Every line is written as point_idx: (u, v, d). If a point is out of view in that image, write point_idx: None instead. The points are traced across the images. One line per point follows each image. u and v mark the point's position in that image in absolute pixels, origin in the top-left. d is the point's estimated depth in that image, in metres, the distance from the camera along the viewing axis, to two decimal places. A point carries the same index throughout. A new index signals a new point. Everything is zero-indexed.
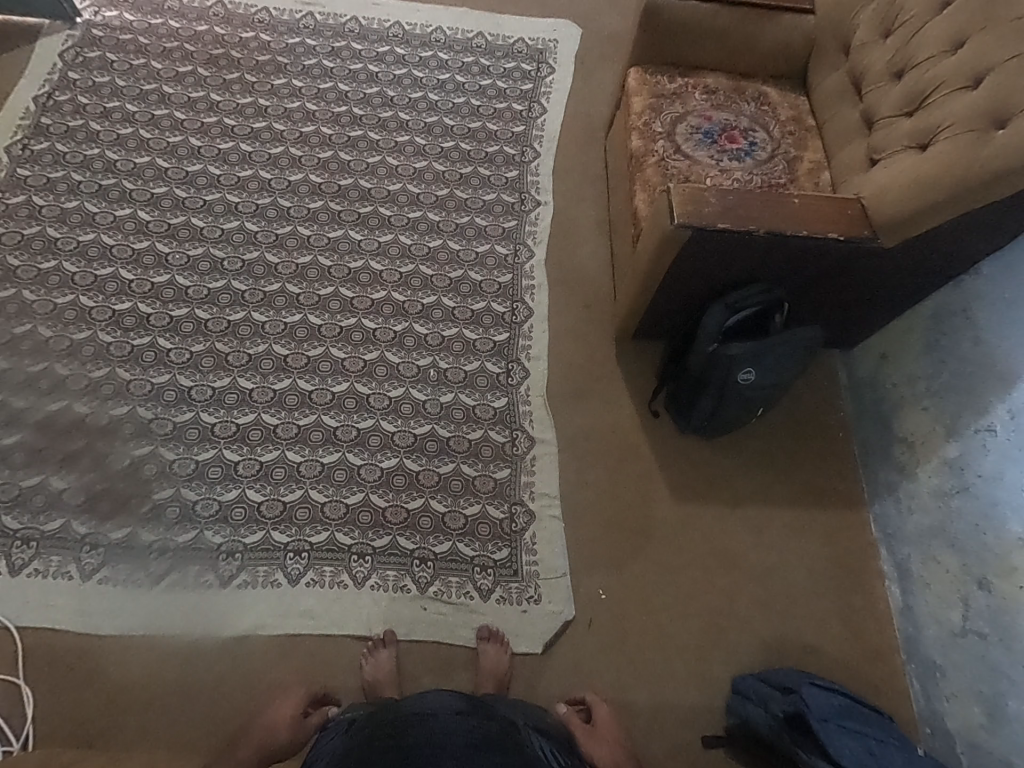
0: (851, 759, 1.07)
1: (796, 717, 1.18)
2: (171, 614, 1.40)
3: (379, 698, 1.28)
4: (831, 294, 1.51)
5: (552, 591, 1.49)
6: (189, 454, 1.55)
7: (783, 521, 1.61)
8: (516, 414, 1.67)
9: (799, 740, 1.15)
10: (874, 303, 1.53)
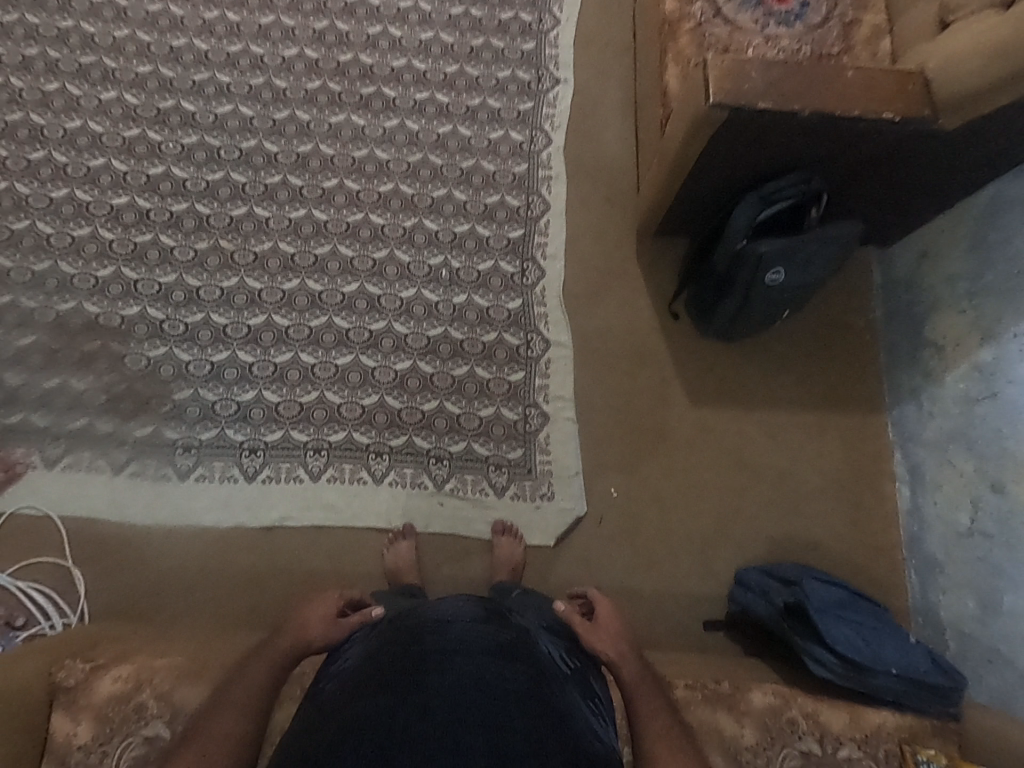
0: (845, 644, 1.12)
1: (794, 608, 1.24)
2: (201, 506, 1.47)
3: (401, 583, 1.37)
4: (876, 184, 1.38)
5: (565, 488, 1.53)
6: (204, 355, 1.55)
7: (799, 424, 1.60)
8: (530, 315, 1.62)
9: (795, 627, 1.21)
10: (923, 194, 1.40)
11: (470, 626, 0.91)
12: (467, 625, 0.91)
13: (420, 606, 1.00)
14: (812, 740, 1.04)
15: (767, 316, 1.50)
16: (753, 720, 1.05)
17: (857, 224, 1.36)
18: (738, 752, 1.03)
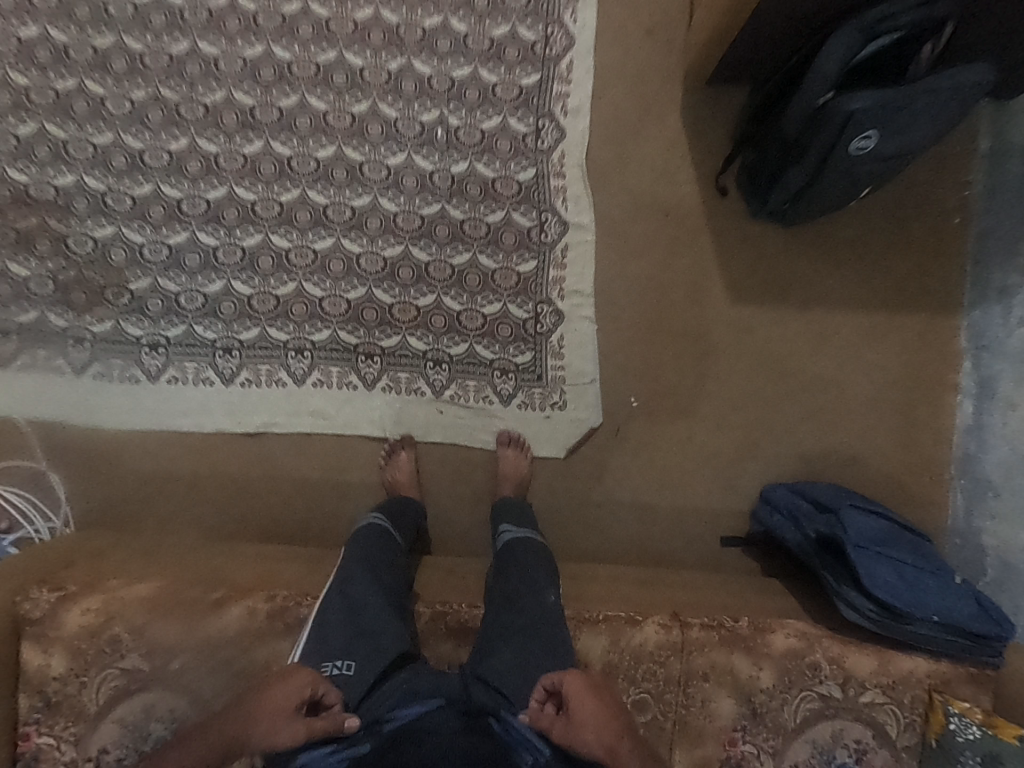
0: (884, 587, 0.99)
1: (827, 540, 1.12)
2: (177, 411, 1.33)
3: (398, 499, 1.27)
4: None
5: (579, 397, 1.36)
6: (159, 237, 1.31)
7: (855, 328, 1.37)
8: (545, 189, 1.33)
9: (825, 561, 1.10)
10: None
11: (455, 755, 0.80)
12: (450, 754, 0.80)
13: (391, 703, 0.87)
14: (834, 683, 0.97)
15: (841, 195, 1.20)
16: (773, 664, 0.97)
17: (990, 67, 1.00)
18: (751, 693, 0.97)
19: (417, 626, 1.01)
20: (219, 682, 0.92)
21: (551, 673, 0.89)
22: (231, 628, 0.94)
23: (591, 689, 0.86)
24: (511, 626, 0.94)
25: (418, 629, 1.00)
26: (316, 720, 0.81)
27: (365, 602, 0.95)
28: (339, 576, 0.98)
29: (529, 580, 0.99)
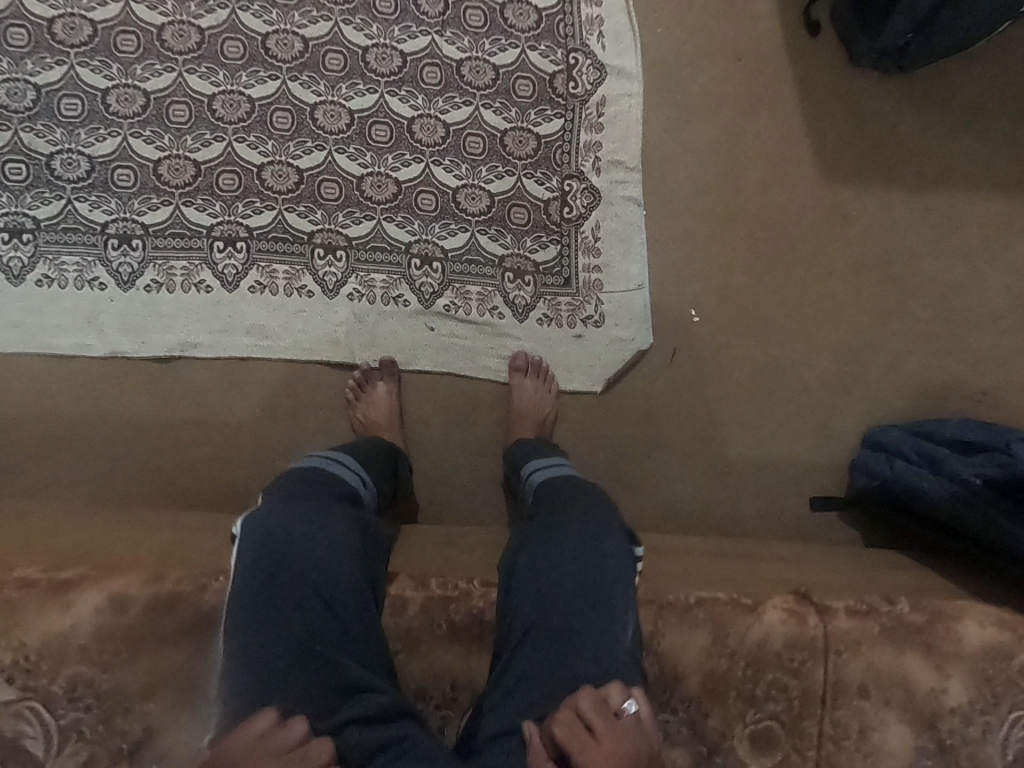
0: None
1: (1010, 482, 0.78)
2: (52, 327, 0.92)
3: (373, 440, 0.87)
4: None
5: (621, 308, 1.00)
6: (21, 72, 0.90)
7: (983, 218, 1.04)
8: (575, 21, 0.97)
9: (1015, 514, 0.77)
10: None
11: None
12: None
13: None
14: None
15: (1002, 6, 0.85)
16: (965, 670, 0.62)
17: None
18: (936, 716, 0.61)
19: (400, 620, 0.63)
20: (60, 722, 0.54)
21: (568, 715, 0.51)
22: (83, 632, 0.55)
23: (625, 751, 0.48)
24: (571, 635, 0.57)
25: (403, 627, 0.62)
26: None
27: (315, 605, 0.57)
28: (263, 552, 0.58)
29: (588, 552, 0.61)
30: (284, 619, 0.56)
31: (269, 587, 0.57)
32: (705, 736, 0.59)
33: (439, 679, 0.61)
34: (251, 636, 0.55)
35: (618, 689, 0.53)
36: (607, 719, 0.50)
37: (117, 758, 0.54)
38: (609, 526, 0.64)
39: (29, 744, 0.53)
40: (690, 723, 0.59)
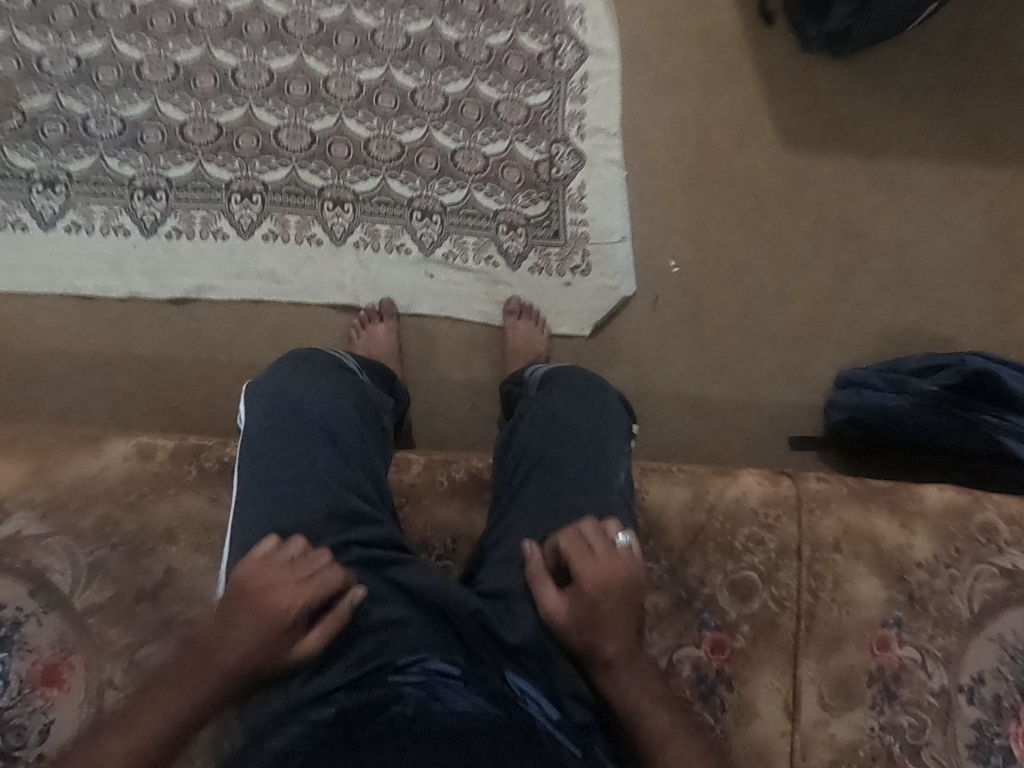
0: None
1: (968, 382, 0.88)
2: (78, 270, 0.99)
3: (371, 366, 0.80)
4: None
5: (607, 258, 1.08)
6: (65, 45, 1.01)
7: (930, 182, 1.15)
8: (559, 9, 1.10)
9: (973, 410, 0.88)
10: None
11: (430, 718, 0.47)
12: (412, 715, 0.47)
13: (373, 631, 0.54)
14: (1019, 554, 0.67)
15: None
16: (930, 528, 0.67)
17: None
18: (906, 570, 0.66)
19: (404, 477, 0.65)
20: (86, 559, 0.57)
21: (573, 535, 0.54)
22: (112, 476, 0.59)
23: (617, 570, 0.52)
24: (570, 470, 0.59)
25: None
26: (321, 626, 0.50)
27: (319, 442, 0.58)
28: (270, 397, 0.59)
29: (589, 406, 0.64)
30: (289, 451, 0.57)
31: (276, 424, 0.58)
32: (689, 583, 0.63)
33: (441, 531, 0.63)
34: (254, 464, 0.56)
35: (617, 524, 0.54)
36: (604, 542, 0.53)
37: (138, 595, 0.58)
38: (605, 392, 0.67)
39: (57, 577, 0.56)
40: (674, 572, 0.63)
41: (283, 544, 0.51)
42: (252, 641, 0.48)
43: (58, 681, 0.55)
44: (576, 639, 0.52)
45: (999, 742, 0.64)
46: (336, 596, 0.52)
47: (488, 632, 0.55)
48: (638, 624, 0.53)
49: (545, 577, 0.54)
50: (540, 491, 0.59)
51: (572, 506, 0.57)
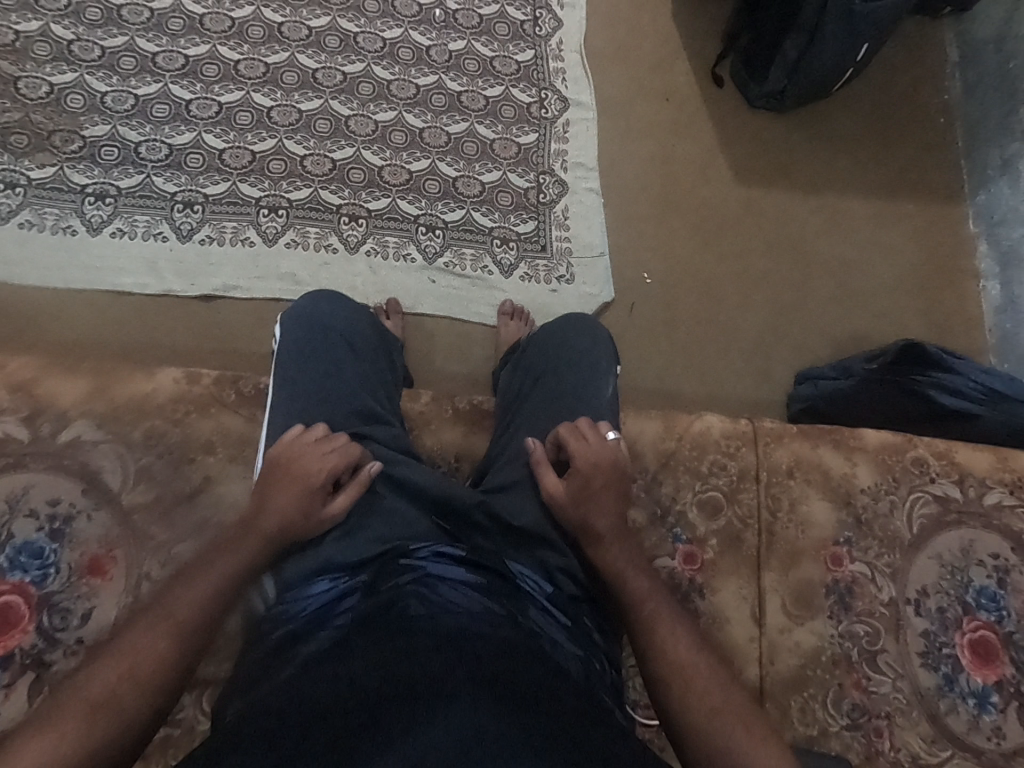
0: (973, 374, 0.94)
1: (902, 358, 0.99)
2: (119, 269, 1.11)
3: (381, 333, 0.81)
4: None
5: (588, 269, 1.23)
6: (126, 87, 1.18)
7: (865, 212, 1.34)
8: (545, 70, 1.31)
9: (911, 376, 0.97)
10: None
11: (439, 610, 0.54)
12: (417, 610, 0.55)
13: (395, 512, 0.66)
14: (950, 483, 0.76)
15: (842, 56, 1.21)
16: (870, 460, 0.77)
17: None
18: (851, 495, 0.75)
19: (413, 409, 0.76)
20: (136, 464, 0.68)
21: (570, 426, 0.69)
22: (162, 393, 0.71)
23: (602, 454, 0.68)
24: (564, 390, 0.74)
25: (415, 426, 0.77)
26: (344, 492, 0.66)
27: (346, 358, 0.74)
28: (306, 323, 0.75)
29: (579, 333, 0.78)
30: (321, 362, 0.72)
31: (312, 347, 0.73)
32: (662, 501, 0.73)
33: (446, 451, 0.76)
34: (293, 371, 0.71)
35: (606, 424, 0.71)
36: (596, 436, 0.69)
37: (178, 497, 0.68)
38: (596, 328, 0.80)
39: (107, 476, 0.67)
40: (649, 490, 0.74)
41: (312, 431, 0.67)
42: (297, 496, 0.63)
43: (101, 569, 0.64)
44: (573, 511, 0.65)
45: (946, 651, 0.70)
46: (354, 471, 0.68)
47: (496, 521, 0.67)
48: (621, 506, 0.66)
49: (546, 462, 0.68)
50: (543, 398, 0.74)
51: (568, 409, 0.73)
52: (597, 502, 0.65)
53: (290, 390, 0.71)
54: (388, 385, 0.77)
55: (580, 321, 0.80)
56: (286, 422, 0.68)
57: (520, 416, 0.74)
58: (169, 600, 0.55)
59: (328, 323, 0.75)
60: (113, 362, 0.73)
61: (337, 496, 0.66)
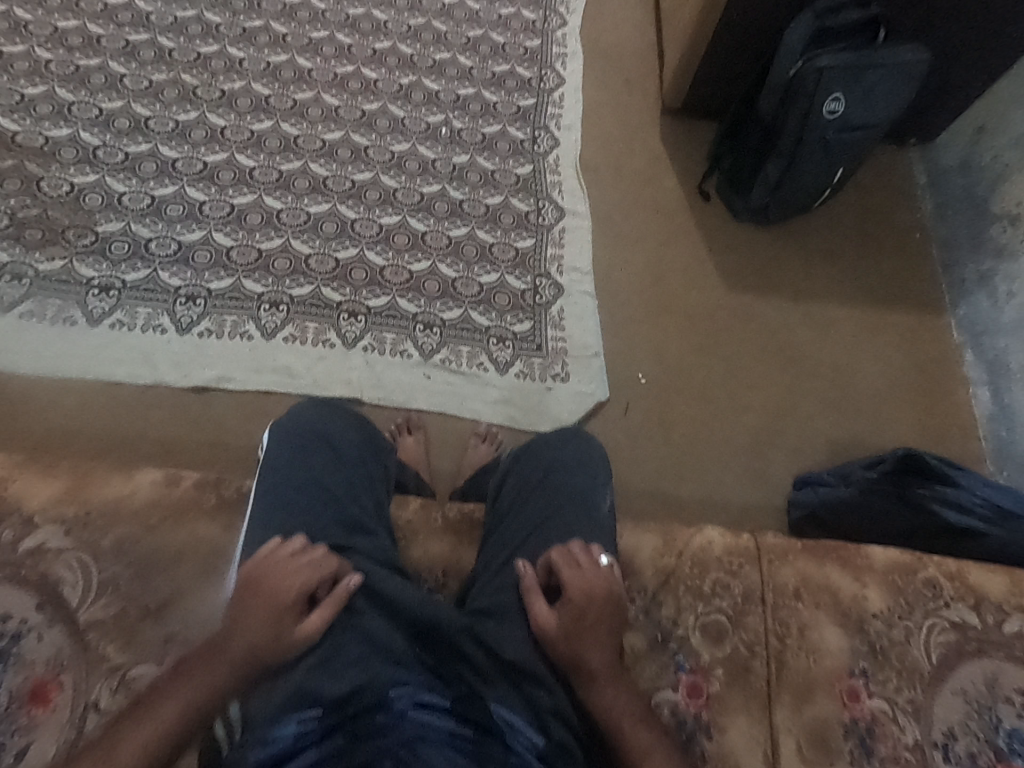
0: (977, 484, 0.93)
1: (901, 468, 0.98)
2: (114, 359, 1.12)
3: (371, 430, 0.78)
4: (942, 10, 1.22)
5: (582, 369, 1.24)
6: (144, 188, 1.24)
7: (851, 319, 1.37)
8: (542, 182, 1.39)
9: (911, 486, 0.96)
10: (997, 34, 1.26)
11: None
12: None
13: (369, 636, 0.61)
14: (966, 609, 0.72)
15: (819, 179, 1.29)
16: (880, 581, 0.73)
17: (925, 52, 1.20)
18: (863, 621, 0.71)
19: (402, 517, 0.74)
20: (101, 576, 0.65)
21: (563, 550, 0.66)
22: (139, 498, 0.69)
23: (597, 583, 0.64)
24: (557, 508, 0.71)
25: (401, 537, 0.74)
26: (319, 610, 0.61)
27: (331, 463, 0.71)
28: (294, 431, 0.72)
29: (574, 444, 0.76)
30: (307, 471, 0.69)
31: (295, 454, 0.70)
32: (664, 625, 0.69)
33: (433, 564, 0.72)
34: (278, 481, 0.68)
35: (600, 547, 0.67)
36: (591, 562, 0.66)
37: (144, 614, 0.64)
38: (591, 439, 0.77)
39: (67, 588, 0.64)
40: (649, 612, 0.70)
41: (288, 544, 0.63)
42: (269, 619, 0.59)
43: (45, 696, 0.59)
44: (565, 648, 0.61)
45: None
46: (332, 585, 0.64)
47: (488, 652, 0.61)
48: (616, 642, 0.63)
49: (537, 591, 0.64)
50: (536, 511, 0.71)
51: (562, 527, 0.69)
52: (590, 642, 0.61)
53: (267, 499, 0.68)
54: (377, 490, 0.73)
55: (573, 432, 0.78)
56: (266, 532, 0.65)
57: (510, 532, 0.70)
58: (117, 739, 0.52)
59: (315, 427, 0.72)
60: (92, 461, 0.72)
61: (311, 614, 0.61)
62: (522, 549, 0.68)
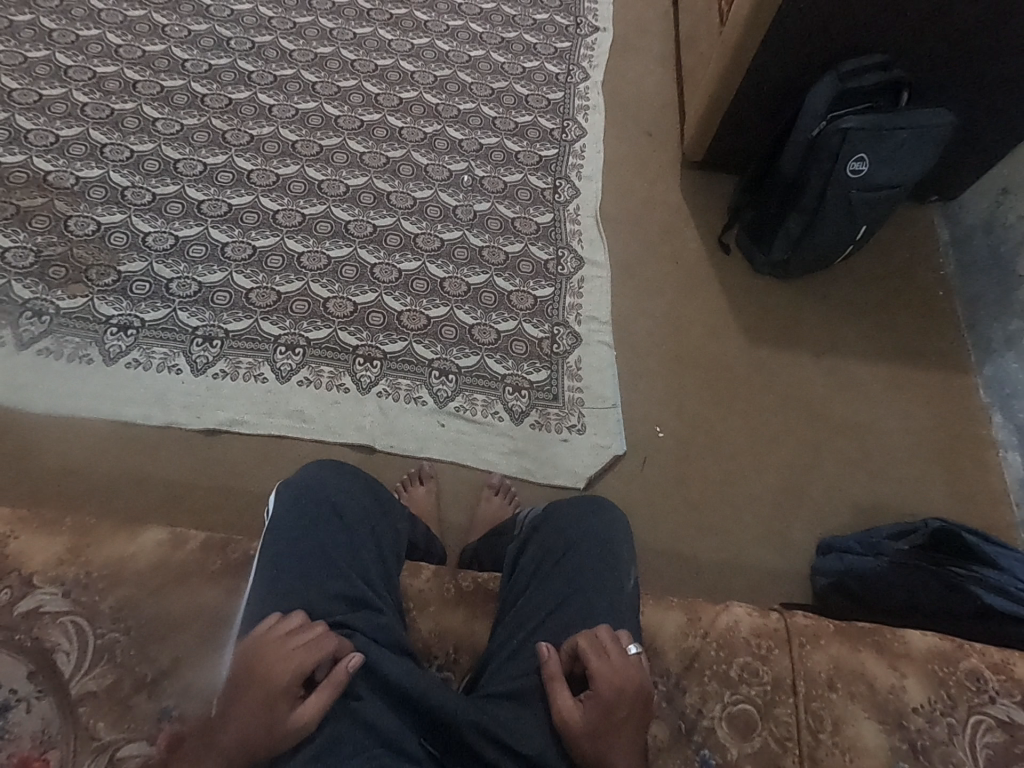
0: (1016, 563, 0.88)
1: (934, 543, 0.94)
2: (127, 399, 1.11)
3: (382, 491, 0.75)
4: (966, 72, 1.23)
5: (599, 421, 1.22)
6: (168, 229, 1.26)
7: (873, 377, 1.34)
8: (562, 232, 1.40)
9: (945, 563, 0.92)
10: (1021, 98, 1.26)
11: None
12: None
13: (371, 725, 0.59)
14: (1013, 705, 0.66)
15: (841, 235, 1.28)
16: (919, 671, 0.68)
17: (950, 115, 1.20)
18: (902, 716, 0.66)
19: (414, 585, 0.72)
20: (98, 642, 0.63)
21: (591, 637, 0.63)
22: (142, 559, 0.68)
23: (627, 675, 0.61)
24: (578, 588, 0.67)
25: (412, 607, 0.71)
26: (315, 694, 0.58)
27: (338, 530, 0.68)
28: (301, 492, 0.69)
29: (598, 518, 0.73)
30: (314, 538, 0.66)
31: (302, 518, 0.67)
32: (687, 714, 0.66)
33: (444, 638, 0.70)
34: (283, 548, 0.65)
35: (628, 635, 0.64)
36: (619, 652, 0.62)
37: (140, 685, 0.62)
38: (613, 512, 0.74)
39: (62, 656, 0.62)
40: (672, 699, 0.66)
41: (285, 622, 0.60)
42: (262, 707, 0.56)
43: None
44: (590, 748, 0.58)
45: None
46: (332, 664, 0.60)
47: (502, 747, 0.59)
48: (644, 741, 0.60)
49: (561, 680, 0.61)
50: (556, 590, 0.68)
51: (584, 610, 0.66)
52: (618, 742, 0.58)
53: (274, 565, 0.65)
54: (388, 558, 0.70)
55: (594, 501, 0.75)
56: (269, 602, 0.63)
57: (528, 611, 0.67)
58: None
59: (324, 489, 0.70)
60: (98, 518, 0.71)
61: (308, 699, 0.58)
62: (542, 631, 0.65)
